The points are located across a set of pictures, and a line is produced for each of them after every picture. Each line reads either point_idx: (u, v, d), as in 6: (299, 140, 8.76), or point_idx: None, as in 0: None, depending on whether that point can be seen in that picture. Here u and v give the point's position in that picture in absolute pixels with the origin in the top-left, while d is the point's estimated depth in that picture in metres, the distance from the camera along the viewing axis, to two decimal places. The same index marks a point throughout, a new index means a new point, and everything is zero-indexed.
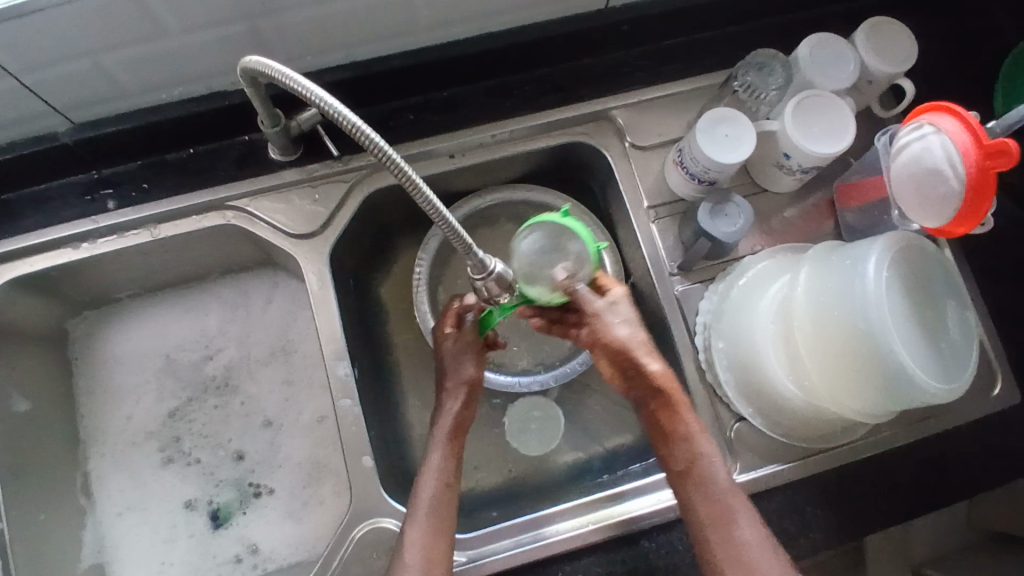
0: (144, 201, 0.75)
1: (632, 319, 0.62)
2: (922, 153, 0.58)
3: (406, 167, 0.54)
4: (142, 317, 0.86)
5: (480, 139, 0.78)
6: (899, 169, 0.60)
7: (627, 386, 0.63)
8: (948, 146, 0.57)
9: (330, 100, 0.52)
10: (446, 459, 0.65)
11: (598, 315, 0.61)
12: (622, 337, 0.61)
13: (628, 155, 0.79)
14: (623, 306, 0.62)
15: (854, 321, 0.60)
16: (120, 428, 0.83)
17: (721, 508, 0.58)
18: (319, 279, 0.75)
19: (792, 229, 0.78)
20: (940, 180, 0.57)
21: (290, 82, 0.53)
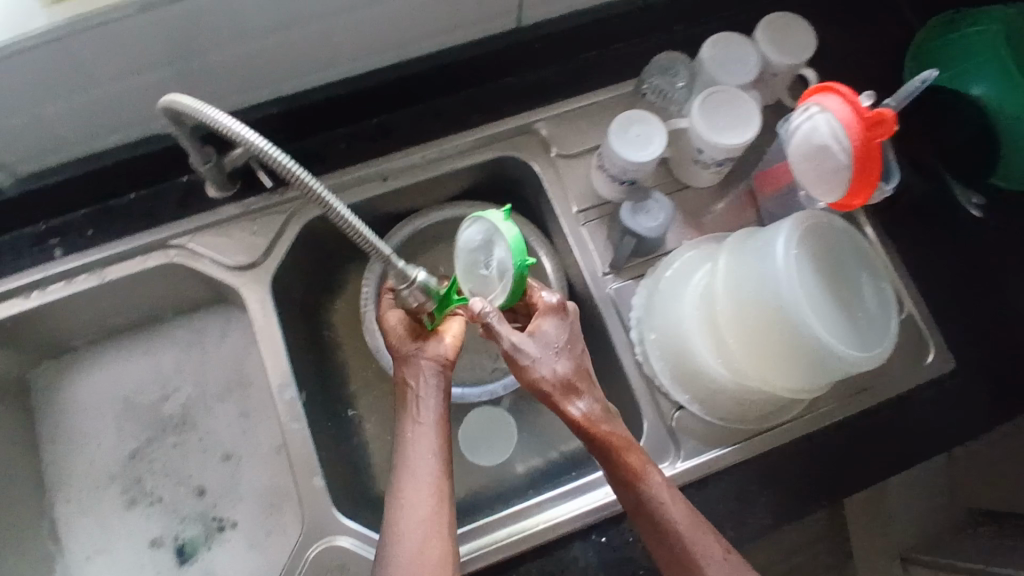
0: (90, 246, 0.77)
1: (547, 355, 0.62)
2: (811, 132, 0.61)
3: (317, 186, 0.57)
4: (101, 363, 0.87)
5: (411, 161, 0.81)
6: (793, 150, 0.63)
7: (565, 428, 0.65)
8: (832, 123, 0.60)
9: (237, 128, 0.55)
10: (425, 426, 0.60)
11: (510, 357, 0.61)
12: (545, 380, 0.61)
13: (556, 164, 0.82)
14: (543, 338, 0.63)
15: (773, 306, 0.63)
16: (84, 473, 0.84)
17: (670, 540, 0.59)
18: (261, 307, 0.76)
19: (716, 221, 0.81)
20: (829, 155, 0.60)
21: (201, 115, 0.56)
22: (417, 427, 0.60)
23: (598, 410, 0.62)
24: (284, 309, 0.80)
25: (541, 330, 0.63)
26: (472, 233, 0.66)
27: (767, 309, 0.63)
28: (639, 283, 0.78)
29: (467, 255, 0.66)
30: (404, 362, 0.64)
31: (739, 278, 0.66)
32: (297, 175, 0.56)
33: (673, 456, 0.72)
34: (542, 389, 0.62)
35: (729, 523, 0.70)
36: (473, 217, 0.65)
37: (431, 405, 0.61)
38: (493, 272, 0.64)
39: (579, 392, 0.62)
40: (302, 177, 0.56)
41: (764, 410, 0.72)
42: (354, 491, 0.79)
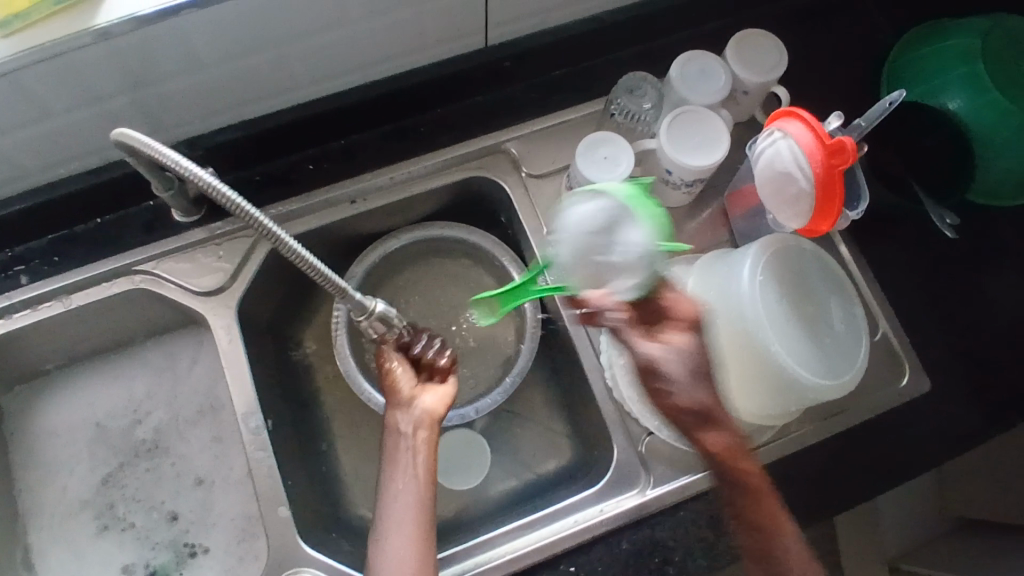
0: (55, 274, 0.76)
1: (695, 374, 0.54)
2: (774, 158, 0.60)
3: (268, 222, 0.57)
4: (72, 388, 0.87)
5: (380, 182, 0.80)
6: (758, 176, 0.62)
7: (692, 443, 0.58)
8: (794, 149, 0.59)
9: (184, 164, 0.55)
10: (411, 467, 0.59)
11: (653, 367, 0.55)
12: (682, 406, 0.54)
13: (526, 184, 0.81)
14: (680, 352, 0.55)
15: (745, 326, 0.62)
16: (56, 500, 0.83)
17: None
18: (228, 333, 0.76)
19: (688, 240, 0.80)
20: (793, 182, 0.60)
21: (149, 149, 0.56)
22: (403, 466, 0.59)
23: (737, 443, 0.55)
24: (252, 334, 0.79)
25: (680, 342, 0.55)
26: (583, 210, 0.64)
27: (733, 325, 0.62)
28: None
29: (579, 237, 0.62)
30: (392, 408, 0.64)
31: (708, 295, 0.65)
32: (243, 208, 0.55)
33: (644, 482, 0.71)
34: (684, 413, 0.54)
35: (700, 550, 0.69)
36: (596, 194, 0.65)
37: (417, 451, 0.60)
38: (613, 253, 0.60)
39: (720, 422, 0.54)
40: (249, 211, 0.56)
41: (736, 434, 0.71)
42: (324, 516, 0.78)
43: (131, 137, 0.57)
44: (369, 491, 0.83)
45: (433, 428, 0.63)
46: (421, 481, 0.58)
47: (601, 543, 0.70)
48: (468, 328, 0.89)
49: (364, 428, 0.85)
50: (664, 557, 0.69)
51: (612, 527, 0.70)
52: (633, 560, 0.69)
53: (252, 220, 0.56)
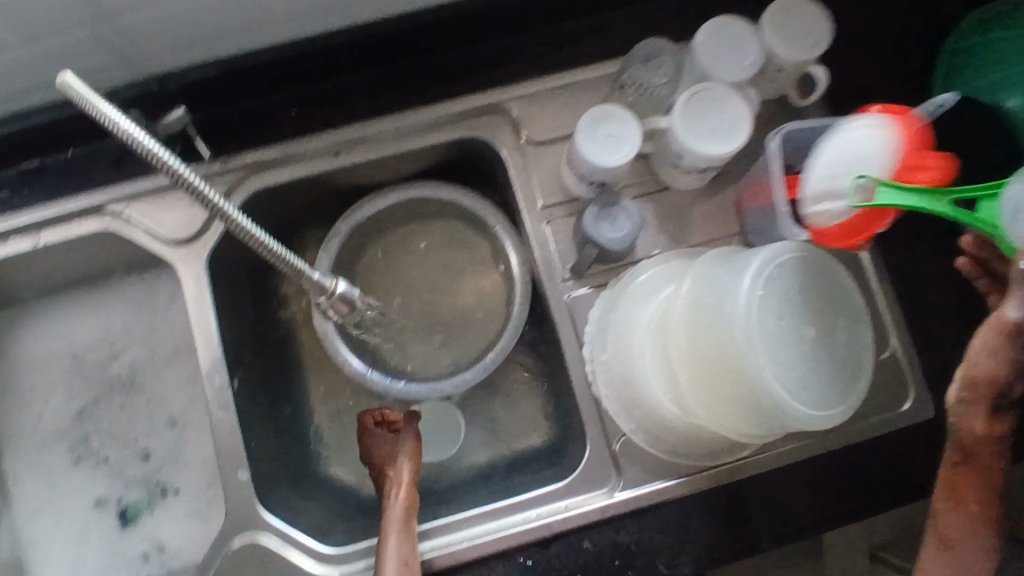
0: (22, 207, 0.73)
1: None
2: (857, 134, 0.59)
3: (214, 195, 0.52)
4: (48, 317, 0.86)
5: (366, 135, 0.74)
6: (827, 148, 0.60)
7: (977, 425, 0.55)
8: (892, 134, 0.59)
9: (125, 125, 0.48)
10: (410, 540, 0.64)
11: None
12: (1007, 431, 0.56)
13: (523, 150, 0.75)
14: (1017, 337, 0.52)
15: (730, 350, 0.57)
16: (31, 428, 0.84)
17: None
18: (196, 285, 0.72)
19: (696, 227, 0.73)
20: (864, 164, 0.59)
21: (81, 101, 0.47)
22: (410, 540, 0.64)
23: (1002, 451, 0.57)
24: (225, 284, 0.76)
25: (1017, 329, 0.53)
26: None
27: (723, 359, 0.58)
28: (599, 295, 0.72)
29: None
30: (411, 477, 0.68)
31: (701, 321, 0.60)
32: (193, 183, 0.51)
33: (613, 484, 0.69)
34: (995, 384, 0.53)
35: (662, 557, 0.67)
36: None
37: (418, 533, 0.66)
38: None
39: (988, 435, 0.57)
40: (199, 186, 0.52)
41: (714, 446, 0.68)
42: (291, 474, 0.77)
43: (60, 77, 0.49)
44: (339, 451, 0.81)
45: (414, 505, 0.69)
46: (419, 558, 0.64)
47: (561, 539, 0.68)
48: (455, 295, 0.85)
49: (339, 387, 0.83)
50: (624, 561, 0.67)
51: (574, 525, 0.68)
52: (593, 560, 0.67)
53: (200, 195, 0.52)
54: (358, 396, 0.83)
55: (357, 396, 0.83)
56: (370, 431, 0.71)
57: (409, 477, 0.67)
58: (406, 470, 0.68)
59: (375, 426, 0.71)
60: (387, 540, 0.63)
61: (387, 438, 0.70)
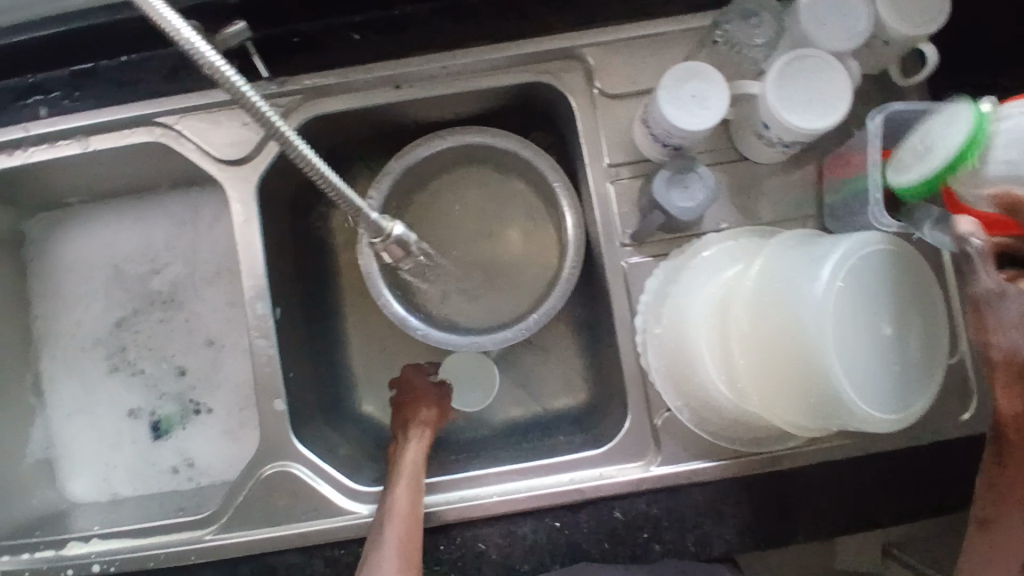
0: (74, 109, 0.70)
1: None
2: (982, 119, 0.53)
3: (272, 115, 0.49)
4: (93, 224, 0.85)
5: (430, 69, 0.70)
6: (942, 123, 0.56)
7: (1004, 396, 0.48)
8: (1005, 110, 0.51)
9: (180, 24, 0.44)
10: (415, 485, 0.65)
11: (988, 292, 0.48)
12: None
13: (595, 102, 0.70)
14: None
15: (796, 338, 0.54)
16: (70, 332, 0.84)
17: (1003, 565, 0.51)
18: (244, 210, 0.70)
19: (768, 203, 0.70)
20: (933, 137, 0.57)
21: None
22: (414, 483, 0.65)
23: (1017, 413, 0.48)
24: (273, 211, 0.74)
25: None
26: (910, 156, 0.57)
27: (793, 351, 0.55)
28: (658, 264, 0.69)
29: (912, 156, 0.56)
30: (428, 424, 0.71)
31: (771, 311, 0.57)
32: (257, 107, 0.48)
33: (651, 457, 0.68)
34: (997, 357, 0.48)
35: (691, 535, 0.67)
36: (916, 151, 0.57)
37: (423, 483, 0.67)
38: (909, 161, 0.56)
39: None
40: (265, 111, 0.48)
41: (759, 434, 0.66)
42: (326, 409, 0.77)
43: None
44: (374, 389, 0.81)
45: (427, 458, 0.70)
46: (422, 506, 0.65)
47: (591, 506, 0.67)
48: (505, 246, 0.83)
49: (377, 327, 0.82)
50: (653, 534, 0.66)
51: (607, 493, 0.67)
52: (622, 529, 0.67)
53: (264, 120, 0.48)
54: (395, 338, 0.82)
55: (396, 338, 0.82)
56: (409, 378, 0.76)
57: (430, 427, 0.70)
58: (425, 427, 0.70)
59: (416, 378, 0.76)
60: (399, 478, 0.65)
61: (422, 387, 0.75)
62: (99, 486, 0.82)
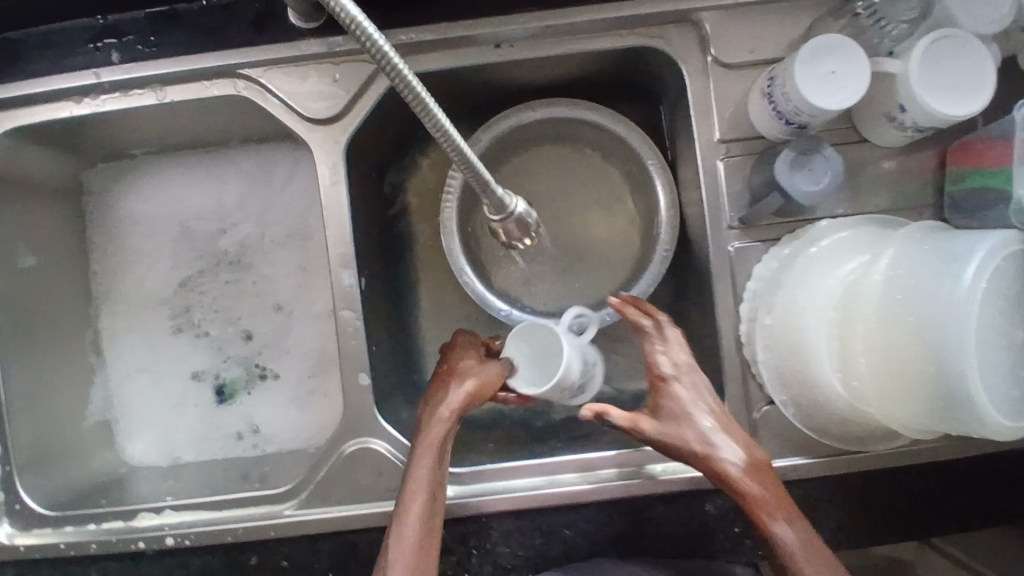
0: (150, 57, 0.66)
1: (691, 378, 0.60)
2: None
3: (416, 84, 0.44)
4: (156, 177, 0.81)
5: (533, 28, 0.65)
6: None
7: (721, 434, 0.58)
8: None
9: None
10: (431, 476, 0.58)
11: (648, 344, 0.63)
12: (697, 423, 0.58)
13: (708, 73, 0.66)
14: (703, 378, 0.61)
15: (927, 337, 0.51)
16: (133, 289, 0.81)
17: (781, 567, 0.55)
18: (332, 173, 0.66)
19: (886, 190, 0.66)
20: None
21: None
22: (421, 476, 0.58)
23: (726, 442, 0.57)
24: (357, 175, 0.70)
25: (693, 374, 0.61)
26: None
27: (923, 359, 0.52)
28: (768, 250, 0.66)
29: None
30: (455, 405, 0.60)
31: (901, 309, 0.53)
32: (407, 78, 0.43)
33: None
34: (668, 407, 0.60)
35: None
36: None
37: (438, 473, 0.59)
38: None
39: (762, 474, 0.56)
40: (416, 85, 0.44)
41: (864, 433, 0.64)
42: (405, 383, 0.74)
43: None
44: None
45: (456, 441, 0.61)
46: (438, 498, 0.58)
47: (684, 497, 0.65)
48: (590, 221, 0.80)
49: (454, 300, 0.79)
50: (744, 528, 0.65)
51: (702, 487, 0.64)
52: (714, 522, 0.65)
53: (411, 91, 0.44)
54: (470, 313, 0.78)
55: (472, 313, 0.78)
56: (456, 348, 0.65)
57: (459, 406, 0.60)
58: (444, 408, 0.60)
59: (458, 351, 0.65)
60: (417, 465, 0.59)
61: (466, 361, 0.64)
62: (161, 449, 0.80)
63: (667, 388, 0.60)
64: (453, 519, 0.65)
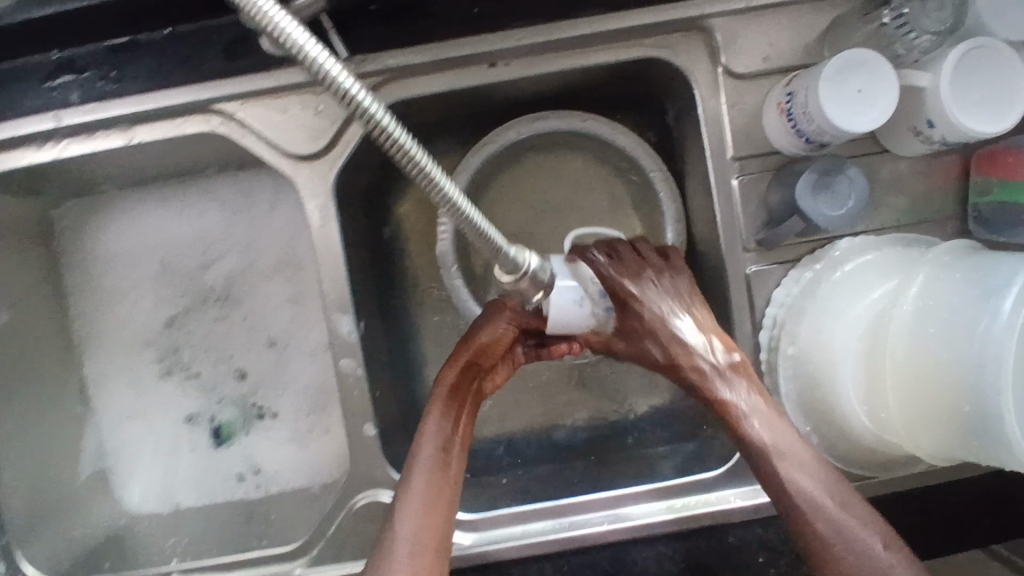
0: (113, 95, 0.60)
1: (669, 298, 0.58)
2: None
3: (424, 157, 0.41)
4: (131, 212, 0.76)
5: (531, 45, 0.60)
6: None
7: (705, 350, 0.57)
8: None
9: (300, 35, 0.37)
10: (438, 436, 0.58)
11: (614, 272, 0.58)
12: (679, 345, 0.57)
13: (720, 86, 0.62)
14: (668, 286, 0.58)
15: (964, 377, 0.49)
16: (116, 332, 0.77)
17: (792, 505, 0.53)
18: (322, 213, 0.62)
19: (909, 202, 0.63)
20: None
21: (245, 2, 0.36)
22: (427, 435, 0.58)
23: (707, 356, 0.57)
24: (348, 209, 0.65)
25: (651, 289, 0.58)
26: None
27: (957, 398, 0.50)
28: (786, 273, 0.63)
29: None
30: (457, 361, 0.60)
31: (935, 344, 0.51)
32: (419, 162, 0.40)
33: None
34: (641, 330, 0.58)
35: None
36: None
37: (446, 433, 0.58)
38: None
39: (736, 381, 0.56)
40: (429, 168, 0.41)
41: (887, 460, 0.63)
42: (411, 420, 0.71)
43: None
44: None
45: (472, 400, 0.60)
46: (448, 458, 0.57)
47: (706, 530, 0.64)
48: None
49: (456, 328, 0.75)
50: (769, 558, 0.63)
51: (722, 519, 0.64)
52: (738, 553, 0.64)
53: (424, 174, 0.41)
54: None
55: None
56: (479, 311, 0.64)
57: (466, 362, 0.60)
58: (451, 371, 0.60)
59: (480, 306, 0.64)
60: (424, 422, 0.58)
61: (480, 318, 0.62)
62: (159, 496, 0.77)
63: (622, 310, 0.58)
64: (472, 569, 0.63)
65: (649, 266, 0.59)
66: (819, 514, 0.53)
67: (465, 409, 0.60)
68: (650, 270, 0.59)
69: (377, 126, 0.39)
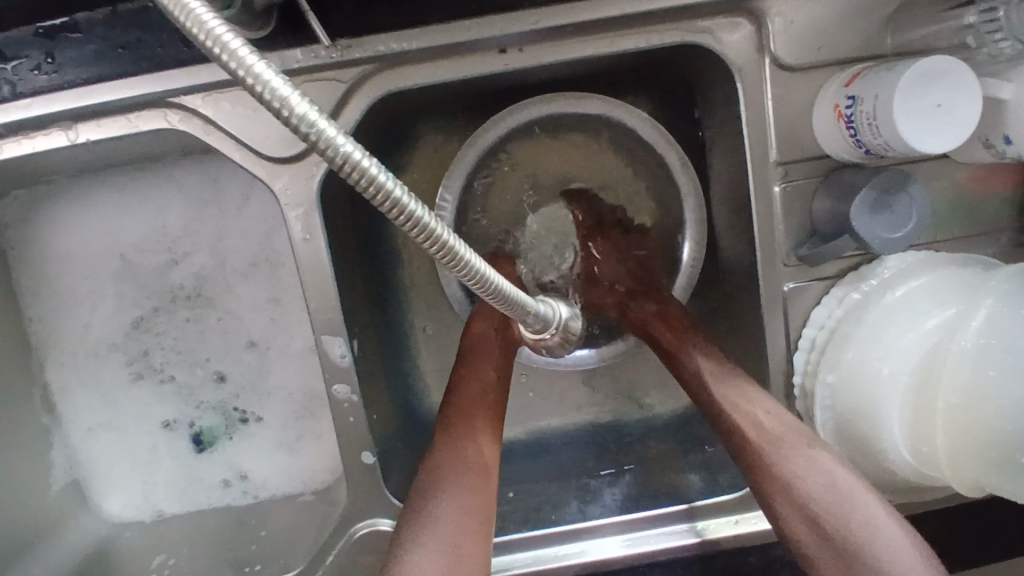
0: (50, 90, 0.50)
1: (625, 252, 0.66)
2: None
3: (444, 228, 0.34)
4: (87, 202, 0.68)
5: (549, 27, 0.51)
6: None
7: (654, 296, 0.62)
8: None
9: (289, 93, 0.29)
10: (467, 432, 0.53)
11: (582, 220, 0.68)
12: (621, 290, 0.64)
13: (766, 79, 0.53)
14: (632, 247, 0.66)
15: None
16: (78, 336, 0.70)
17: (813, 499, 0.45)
18: (306, 222, 0.54)
19: (964, 211, 0.56)
20: None
21: (219, 50, 0.29)
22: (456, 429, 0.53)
23: (652, 301, 0.62)
24: (334, 213, 0.57)
25: (608, 247, 0.66)
26: None
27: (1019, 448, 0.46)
28: (827, 290, 0.57)
29: None
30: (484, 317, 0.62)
31: (998, 389, 0.47)
32: (441, 238, 0.34)
33: None
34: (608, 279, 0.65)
35: None
36: None
37: (476, 426, 0.53)
38: None
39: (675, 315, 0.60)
40: (453, 247, 0.34)
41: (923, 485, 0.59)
42: (410, 434, 0.66)
43: (207, 20, 0.29)
44: None
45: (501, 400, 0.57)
46: (480, 448, 0.52)
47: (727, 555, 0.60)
48: None
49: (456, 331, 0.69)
50: None
51: (746, 543, 0.60)
52: None
53: (450, 254, 0.34)
54: None
55: None
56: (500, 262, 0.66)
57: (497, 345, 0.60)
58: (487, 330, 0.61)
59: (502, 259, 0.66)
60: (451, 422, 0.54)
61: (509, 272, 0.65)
62: (139, 506, 0.72)
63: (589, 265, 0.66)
64: None
65: (612, 229, 0.67)
66: (824, 492, 0.45)
67: (494, 407, 0.56)
68: (613, 231, 0.67)
69: (404, 213, 0.32)
